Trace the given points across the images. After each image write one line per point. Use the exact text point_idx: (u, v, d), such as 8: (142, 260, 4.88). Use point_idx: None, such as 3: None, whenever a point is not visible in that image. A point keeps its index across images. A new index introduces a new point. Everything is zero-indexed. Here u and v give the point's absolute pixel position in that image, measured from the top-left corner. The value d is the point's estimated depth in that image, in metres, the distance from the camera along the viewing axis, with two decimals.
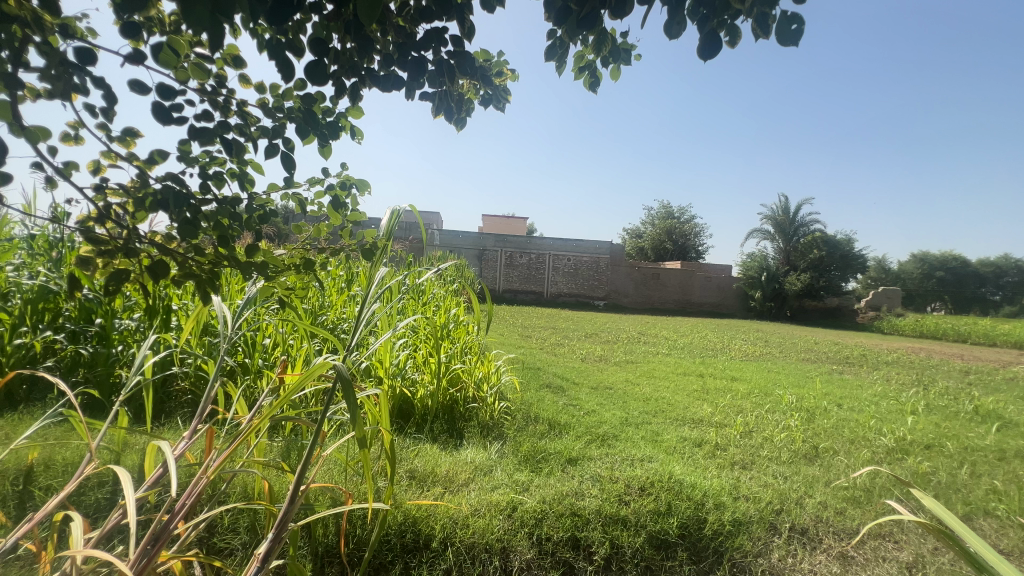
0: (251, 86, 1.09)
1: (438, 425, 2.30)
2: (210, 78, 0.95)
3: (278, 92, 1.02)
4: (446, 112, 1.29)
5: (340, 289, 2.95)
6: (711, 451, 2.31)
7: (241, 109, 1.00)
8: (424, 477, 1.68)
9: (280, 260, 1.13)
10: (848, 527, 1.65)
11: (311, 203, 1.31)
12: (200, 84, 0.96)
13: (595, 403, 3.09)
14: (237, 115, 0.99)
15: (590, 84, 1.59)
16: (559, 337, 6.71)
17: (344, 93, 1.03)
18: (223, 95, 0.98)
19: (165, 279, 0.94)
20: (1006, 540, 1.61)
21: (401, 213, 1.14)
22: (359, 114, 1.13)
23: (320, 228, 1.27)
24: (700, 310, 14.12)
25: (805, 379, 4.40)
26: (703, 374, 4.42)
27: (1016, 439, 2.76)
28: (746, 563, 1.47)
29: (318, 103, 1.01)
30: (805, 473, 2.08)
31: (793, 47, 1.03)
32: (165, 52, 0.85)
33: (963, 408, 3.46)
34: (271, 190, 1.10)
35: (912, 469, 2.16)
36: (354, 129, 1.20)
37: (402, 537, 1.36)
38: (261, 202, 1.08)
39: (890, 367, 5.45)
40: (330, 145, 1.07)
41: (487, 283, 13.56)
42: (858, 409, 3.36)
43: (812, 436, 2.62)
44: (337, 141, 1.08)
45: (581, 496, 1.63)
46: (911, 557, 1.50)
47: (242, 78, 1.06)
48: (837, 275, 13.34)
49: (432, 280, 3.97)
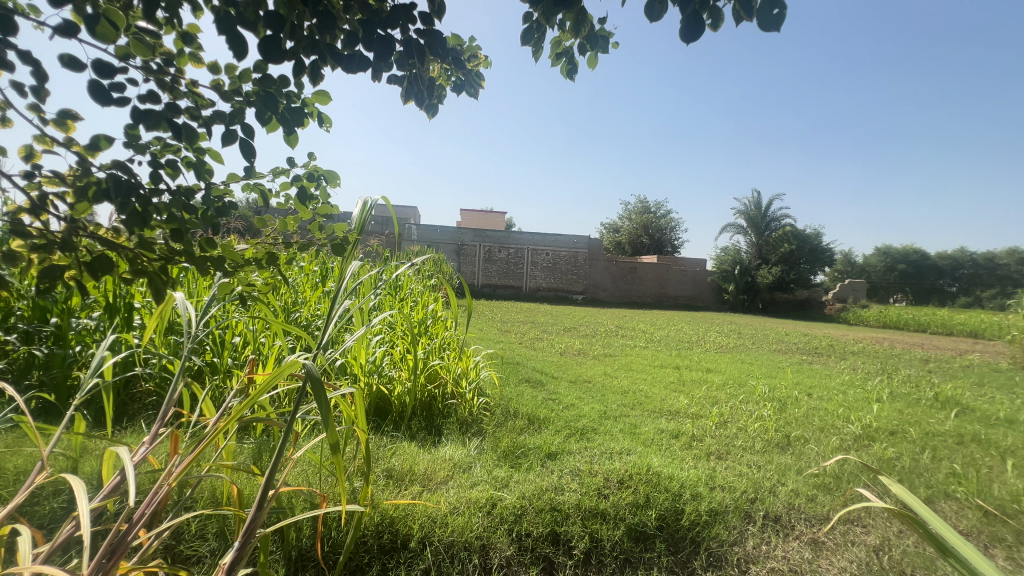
0: (204, 67, 1.03)
1: (416, 423, 2.27)
2: (154, 56, 0.88)
3: (234, 74, 0.96)
4: (416, 97, 1.25)
5: (314, 286, 2.88)
6: (687, 442, 2.35)
7: (191, 91, 0.94)
8: (402, 476, 1.65)
9: (243, 256, 1.08)
10: (819, 513, 1.70)
11: (276, 195, 1.26)
12: (144, 62, 0.89)
13: (574, 397, 3.11)
14: (188, 97, 0.93)
15: (567, 71, 1.57)
16: (538, 331, 6.72)
17: (304, 72, 0.98)
18: (170, 74, 0.92)
19: (114, 276, 0.88)
20: (965, 521, 1.68)
21: (373, 206, 1.10)
22: (324, 98, 1.08)
23: (287, 222, 1.22)
24: (676, 303, 14.37)
25: (776, 370, 4.53)
26: (680, 366, 4.50)
27: (973, 424, 2.90)
28: (722, 552, 1.49)
29: (277, 85, 0.96)
30: (777, 461, 2.13)
31: (774, 33, 1.02)
32: (100, 24, 0.79)
33: (924, 395, 3.61)
34: (231, 181, 1.04)
35: (878, 455, 2.25)
36: (320, 116, 1.16)
37: (380, 538, 1.33)
38: (219, 193, 1.02)
39: (856, 356, 5.65)
40: (294, 132, 1.02)
41: (465, 278, 13.49)
42: (827, 397, 3.47)
43: (784, 425, 2.69)
44: (302, 128, 1.03)
45: (561, 491, 1.63)
46: (877, 541, 1.55)
47: (193, 58, 1.00)
48: (806, 269, 13.75)
49: (409, 275, 3.91)
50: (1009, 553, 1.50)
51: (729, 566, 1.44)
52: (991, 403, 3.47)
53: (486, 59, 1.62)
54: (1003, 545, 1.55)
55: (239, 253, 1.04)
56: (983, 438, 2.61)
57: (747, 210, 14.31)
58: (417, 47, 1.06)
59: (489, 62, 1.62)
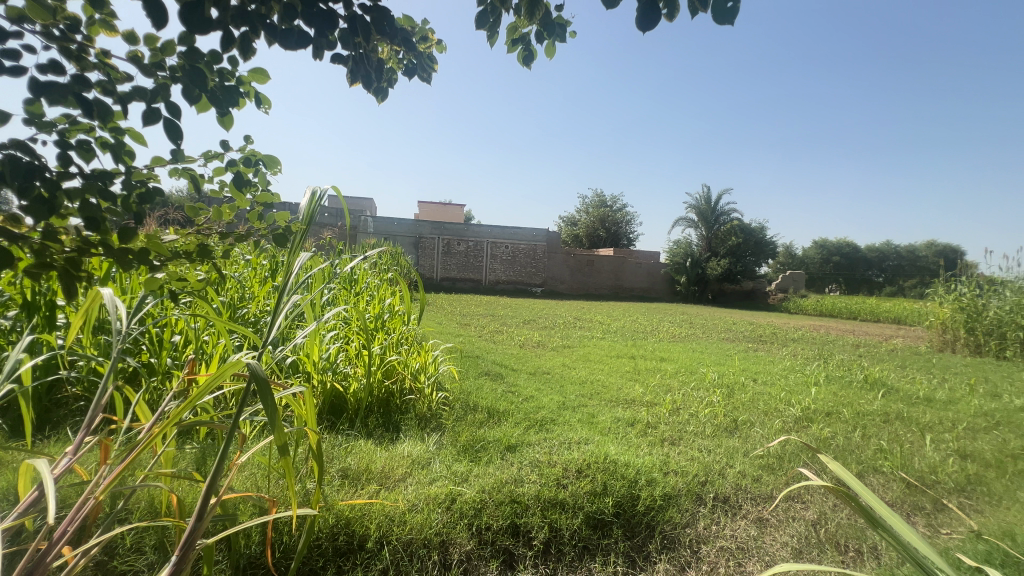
0: (120, 37, 0.94)
1: (373, 420, 2.22)
2: (58, 22, 0.80)
3: (155, 46, 0.88)
4: (363, 79, 1.20)
5: (262, 281, 2.74)
6: (642, 429, 2.42)
7: (105, 64, 0.85)
8: (358, 475, 1.61)
9: (172, 248, 1.00)
10: (764, 492, 1.79)
11: (211, 182, 1.17)
12: (46, 28, 0.80)
13: (533, 389, 3.14)
14: (101, 70, 0.85)
15: (523, 58, 1.56)
16: (497, 324, 6.72)
17: (234, 46, 0.91)
18: (78, 44, 0.83)
19: (18, 270, 0.79)
20: (891, 493, 1.82)
21: (321, 196, 1.05)
22: (260, 77, 1.02)
23: (223, 211, 1.14)
24: (631, 295, 14.78)
25: (725, 357, 4.75)
26: (635, 356, 4.63)
27: (897, 403, 3.15)
28: (675, 534, 1.55)
29: (205, 61, 0.89)
30: (726, 445, 2.23)
31: (727, 26, 1.05)
32: None
33: (855, 378, 3.89)
34: (155, 164, 0.96)
35: (816, 435, 2.40)
36: (258, 96, 1.09)
37: (334, 540, 1.29)
38: (140, 178, 0.94)
39: (796, 343, 6.03)
40: (227, 113, 0.95)
41: (424, 272, 13.29)
42: (770, 382, 3.68)
43: (732, 410, 2.83)
44: (235, 109, 0.96)
45: (520, 483, 1.64)
46: (815, 515, 1.65)
47: (107, 27, 0.91)
48: (752, 261, 14.49)
49: (365, 268, 3.80)
50: (927, 520, 1.64)
51: (682, 547, 1.50)
52: (912, 383, 3.79)
53: (439, 43, 1.57)
54: (922, 514, 1.69)
55: (168, 245, 0.96)
56: (906, 416, 2.84)
57: (698, 205, 14.87)
58: (362, 24, 1.01)
59: (443, 46, 1.58)
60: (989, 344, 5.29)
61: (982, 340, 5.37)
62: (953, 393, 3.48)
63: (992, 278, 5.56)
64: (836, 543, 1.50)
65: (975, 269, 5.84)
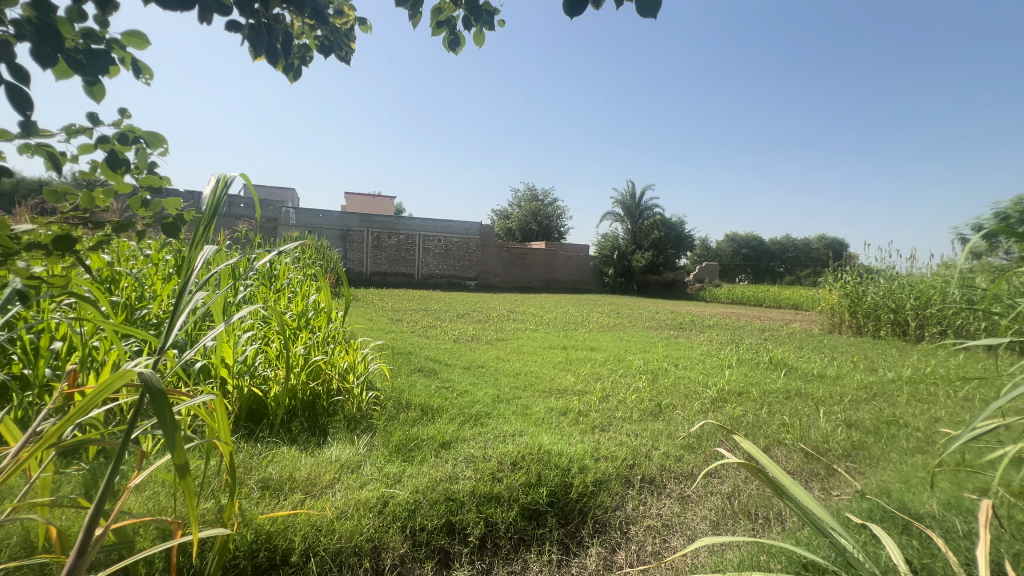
0: None
1: (297, 425, 2.09)
2: None
3: None
4: (265, 53, 1.10)
5: (166, 278, 2.46)
6: (575, 418, 2.49)
7: None
8: (280, 485, 1.50)
9: (31, 239, 0.86)
10: (685, 471, 1.91)
11: (82, 162, 1.02)
12: None
13: (468, 383, 3.12)
14: None
15: (450, 41, 1.51)
16: (430, 318, 6.60)
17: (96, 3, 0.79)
18: None
19: None
20: (793, 462, 2.02)
21: (229, 182, 0.95)
22: (136, 41, 0.90)
23: (98, 195, 1.00)
24: (563, 287, 15.17)
25: (649, 345, 5.02)
26: (567, 346, 4.76)
27: (796, 381, 3.50)
28: (606, 517, 1.61)
29: (60, 18, 0.76)
30: (651, 428, 2.36)
31: (649, 21, 1.08)
32: None
33: (762, 359, 4.27)
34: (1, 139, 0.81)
35: (729, 414, 2.60)
36: (135, 64, 0.96)
37: (254, 557, 1.19)
38: None
39: (711, 329, 6.52)
40: (92, 80, 0.83)
41: (352, 266, 12.75)
42: (690, 367, 3.94)
43: (657, 395, 2.99)
44: (104, 76, 0.84)
45: (455, 480, 1.62)
46: (730, 489, 1.79)
47: None
48: (672, 253, 15.42)
49: (286, 264, 3.56)
50: (822, 484, 1.84)
51: (612, 530, 1.56)
52: (808, 363, 4.22)
53: (360, 20, 1.50)
54: (817, 479, 1.89)
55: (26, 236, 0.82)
56: (804, 392, 3.17)
57: (624, 200, 15.55)
58: None
59: (364, 24, 1.50)
60: (868, 325, 6.04)
61: (862, 322, 6.13)
62: (840, 370, 3.93)
63: (870, 267, 6.34)
64: (748, 512, 1.64)
65: (856, 259, 6.63)
